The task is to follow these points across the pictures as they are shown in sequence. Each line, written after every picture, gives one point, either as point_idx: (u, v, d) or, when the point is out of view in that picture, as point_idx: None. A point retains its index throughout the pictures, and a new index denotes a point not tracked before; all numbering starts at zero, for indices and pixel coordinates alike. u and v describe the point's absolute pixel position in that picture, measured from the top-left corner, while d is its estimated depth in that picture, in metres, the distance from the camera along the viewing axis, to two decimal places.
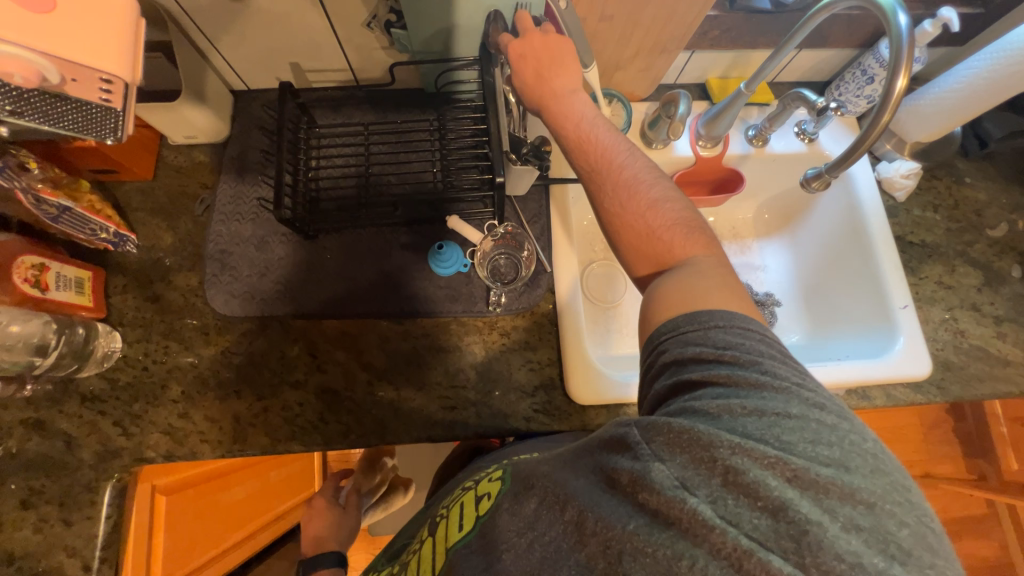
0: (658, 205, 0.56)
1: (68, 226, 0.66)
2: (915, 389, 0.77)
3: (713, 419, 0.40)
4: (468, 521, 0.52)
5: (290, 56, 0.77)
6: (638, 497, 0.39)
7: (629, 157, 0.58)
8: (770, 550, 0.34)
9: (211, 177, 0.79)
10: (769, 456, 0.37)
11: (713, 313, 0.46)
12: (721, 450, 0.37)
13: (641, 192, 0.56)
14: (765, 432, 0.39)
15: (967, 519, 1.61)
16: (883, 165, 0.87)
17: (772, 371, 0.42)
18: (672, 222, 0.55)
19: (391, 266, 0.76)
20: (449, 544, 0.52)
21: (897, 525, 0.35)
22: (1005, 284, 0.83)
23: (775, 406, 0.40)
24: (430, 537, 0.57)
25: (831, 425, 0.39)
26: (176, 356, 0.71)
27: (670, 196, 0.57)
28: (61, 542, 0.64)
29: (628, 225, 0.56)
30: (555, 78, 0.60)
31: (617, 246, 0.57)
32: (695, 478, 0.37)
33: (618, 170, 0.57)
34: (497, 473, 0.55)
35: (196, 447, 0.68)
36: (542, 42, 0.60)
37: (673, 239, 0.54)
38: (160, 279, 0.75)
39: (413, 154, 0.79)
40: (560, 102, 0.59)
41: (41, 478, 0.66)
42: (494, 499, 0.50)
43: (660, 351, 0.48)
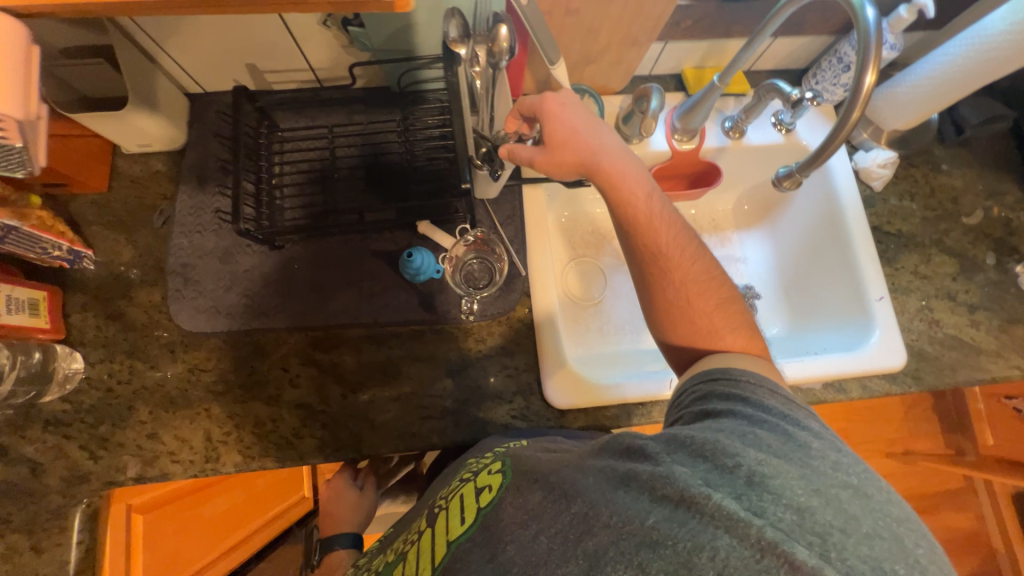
0: (720, 306, 0.56)
1: (16, 246, 0.63)
2: (891, 380, 0.77)
3: (735, 436, 0.41)
4: (470, 514, 0.47)
5: (245, 57, 0.73)
6: (655, 490, 0.38)
7: (689, 248, 0.58)
8: (795, 543, 0.34)
9: (170, 186, 0.76)
10: (792, 471, 0.38)
11: (746, 370, 0.49)
12: (745, 458, 0.39)
13: (700, 289, 0.56)
14: (788, 451, 0.40)
15: (945, 492, 1.66)
16: (860, 154, 0.86)
17: (793, 413, 0.44)
18: (734, 323, 0.55)
19: (362, 275, 0.74)
20: (449, 539, 0.46)
21: (917, 545, 0.36)
22: (980, 272, 0.83)
23: (798, 435, 0.42)
24: (428, 531, 0.51)
25: (851, 459, 0.41)
26: (142, 375, 0.69)
27: (719, 283, 0.57)
28: (31, 571, 0.63)
29: (685, 320, 0.56)
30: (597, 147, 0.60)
31: (671, 339, 0.57)
32: (719, 478, 0.38)
33: (667, 254, 0.57)
34: (497, 463, 0.50)
35: (167, 468, 0.67)
36: (583, 118, 0.61)
37: (733, 339, 0.54)
38: (121, 296, 0.72)
39: (380, 157, 0.77)
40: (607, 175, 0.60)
41: (6, 506, 0.64)
42: (495, 492, 0.46)
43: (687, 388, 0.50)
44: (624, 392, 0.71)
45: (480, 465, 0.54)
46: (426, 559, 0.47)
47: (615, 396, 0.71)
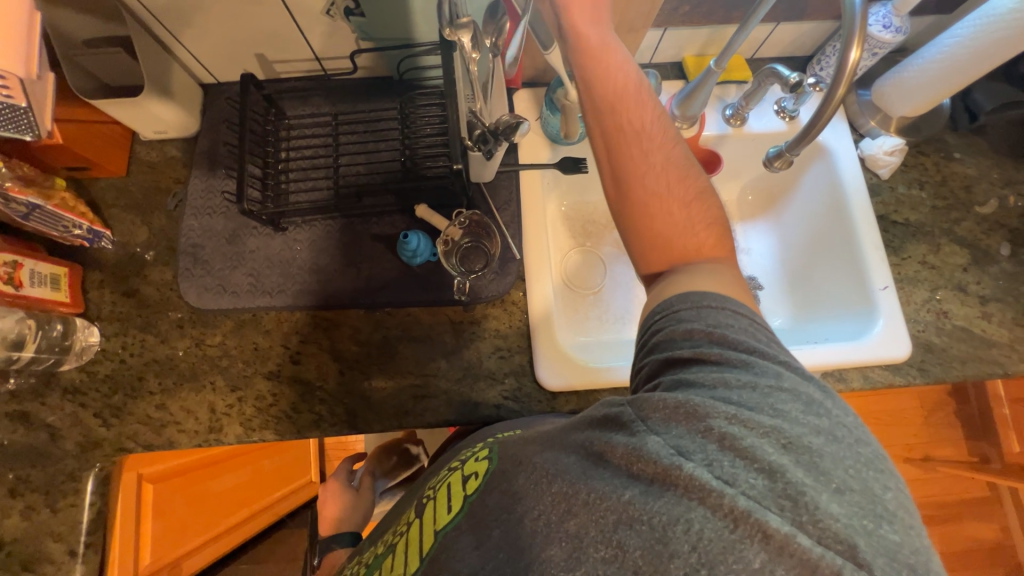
0: (696, 203, 0.54)
1: (41, 223, 0.67)
2: (895, 371, 0.75)
3: (705, 390, 0.40)
4: (457, 502, 0.50)
5: (254, 47, 0.76)
6: (631, 467, 0.38)
7: (666, 137, 0.56)
8: (767, 509, 0.33)
9: (184, 172, 0.80)
10: (764, 426, 0.37)
11: (706, 294, 0.47)
12: (715, 419, 0.38)
13: (678, 178, 0.54)
14: (760, 401, 0.39)
15: (967, 502, 1.59)
16: (867, 141, 0.83)
17: (760, 350, 0.43)
18: (707, 222, 0.54)
19: (360, 256, 0.76)
20: (437, 528, 0.49)
21: (883, 490, 0.35)
22: (993, 263, 0.80)
23: (767, 379, 0.40)
24: (418, 520, 0.54)
25: (819, 401, 0.40)
26: (153, 348, 0.73)
27: (709, 195, 0.56)
28: (48, 529, 0.67)
29: (663, 217, 0.53)
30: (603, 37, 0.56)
31: (644, 235, 0.54)
32: (690, 444, 0.37)
33: (664, 155, 0.55)
34: (483, 451, 0.54)
35: (173, 437, 0.70)
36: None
37: (706, 238, 0.53)
38: (136, 274, 0.76)
39: (381, 144, 0.79)
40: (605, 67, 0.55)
41: (27, 468, 0.68)
42: (482, 478, 0.49)
43: (655, 333, 0.48)
44: (613, 376, 0.71)
45: (469, 454, 0.58)
46: (415, 550, 0.50)
47: (603, 379, 0.71)
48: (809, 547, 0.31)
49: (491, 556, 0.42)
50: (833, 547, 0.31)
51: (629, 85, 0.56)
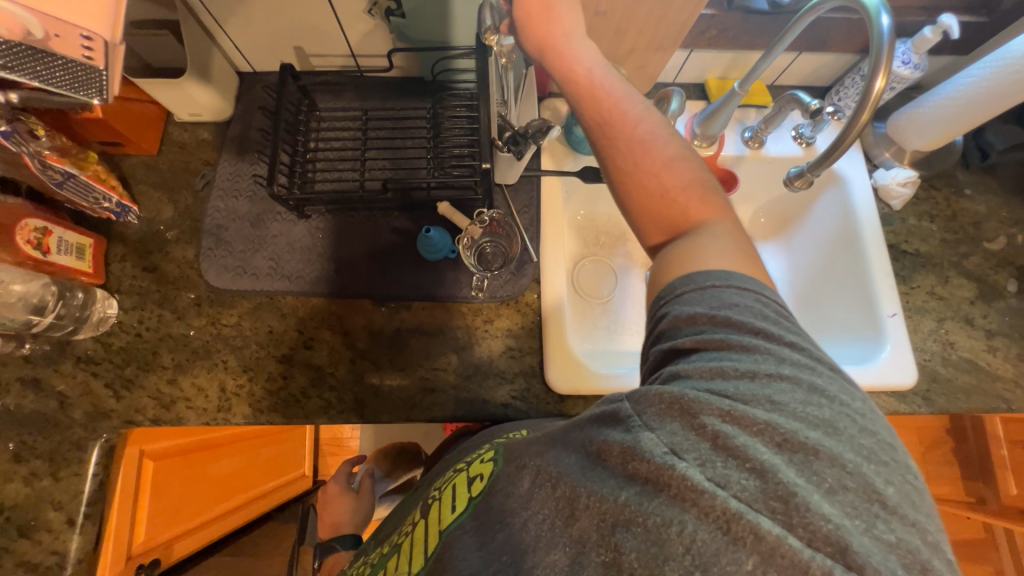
0: (670, 164, 0.52)
1: (73, 193, 0.69)
2: (899, 398, 0.76)
3: (701, 382, 0.39)
4: (461, 502, 0.51)
5: (294, 40, 0.78)
6: (627, 467, 0.38)
7: (634, 105, 0.55)
8: (759, 512, 0.33)
9: (214, 154, 0.82)
10: (758, 423, 0.36)
11: (709, 273, 0.45)
12: (708, 416, 0.37)
13: (650, 141, 0.53)
14: (757, 394, 0.38)
15: (963, 543, 1.58)
16: (881, 172, 0.85)
17: (765, 331, 0.41)
18: (686, 184, 0.52)
19: (380, 248, 0.77)
20: (442, 527, 0.51)
21: (885, 484, 0.34)
22: (1000, 298, 0.82)
23: (767, 367, 0.39)
24: (422, 520, 0.55)
25: (823, 387, 0.38)
26: (169, 324, 0.73)
27: (685, 155, 0.53)
28: (48, 497, 0.67)
29: (638, 186, 0.52)
30: (563, 19, 0.56)
31: (627, 210, 0.53)
32: (683, 442, 0.37)
33: (630, 123, 0.53)
34: (488, 453, 0.54)
35: (182, 413, 0.70)
36: None
37: (687, 201, 0.51)
38: (158, 250, 0.77)
39: (408, 141, 0.81)
40: (560, 53, 0.55)
41: (34, 434, 0.69)
42: (487, 480, 0.49)
43: (660, 316, 0.46)
44: (621, 383, 0.72)
45: (475, 455, 0.58)
46: (420, 550, 0.52)
47: (612, 385, 0.72)
48: (799, 549, 0.31)
49: (494, 556, 0.43)
50: (823, 549, 0.31)
51: (588, 63, 0.55)
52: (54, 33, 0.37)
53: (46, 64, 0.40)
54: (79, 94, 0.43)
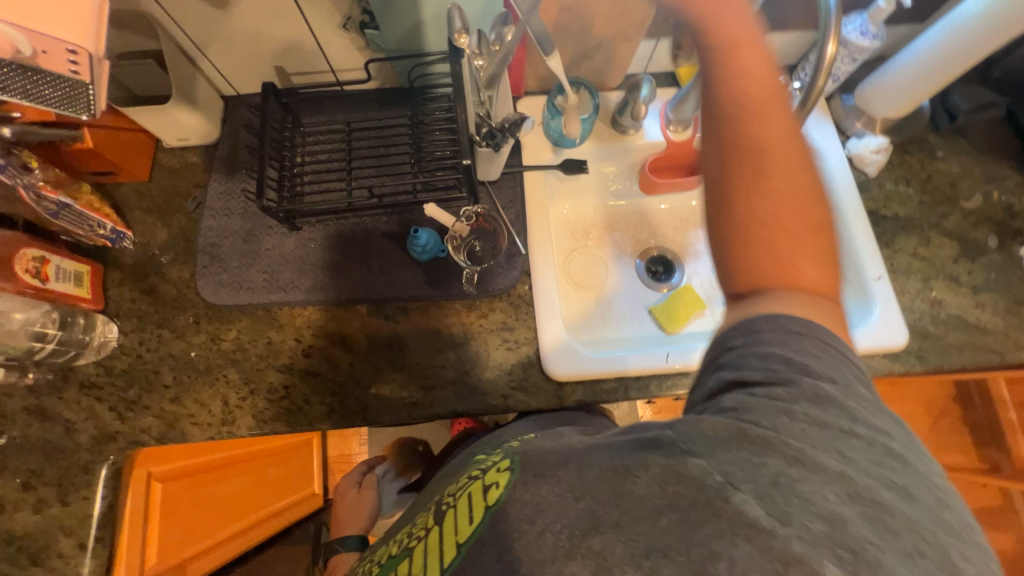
0: (805, 231, 0.46)
1: (68, 222, 0.71)
2: (893, 359, 0.77)
3: (768, 421, 0.40)
4: (478, 513, 0.47)
5: (274, 60, 0.81)
6: (669, 490, 0.39)
7: (799, 156, 0.48)
8: (821, 556, 0.34)
9: (203, 177, 0.84)
10: (828, 472, 0.37)
11: (793, 317, 0.44)
12: (774, 459, 0.38)
13: (796, 199, 0.46)
14: (827, 443, 0.38)
15: (982, 511, 1.56)
16: (853, 142, 0.88)
17: (841, 386, 0.41)
18: (818, 256, 0.46)
19: (372, 253, 0.79)
20: (459, 539, 0.47)
21: (959, 556, 0.35)
22: (983, 254, 0.83)
23: (842, 422, 0.39)
24: (436, 526, 0.51)
25: (899, 453, 0.39)
26: (169, 344, 0.75)
27: (824, 229, 0.47)
28: (58, 523, 0.68)
29: (759, 233, 0.46)
30: (736, 29, 0.50)
31: (731, 247, 0.47)
32: (739, 474, 0.38)
33: (780, 171, 0.47)
34: (504, 461, 0.49)
35: (186, 429, 0.71)
36: None
37: (810, 273, 0.46)
38: (154, 273, 0.78)
39: (392, 148, 0.83)
40: (731, 62, 0.49)
41: (41, 462, 0.69)
42: (501, 490, 0.46)
43: (726, 344, 0.46)
44: (618, 365, 0.73)
45: (490, 462, 0.53)
46: (435, 560, 0.48)
47: (609, 368, 0.73)
48: None
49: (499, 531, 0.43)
50: None
51: (764, 90, 0.48)
52: (42, 50, 0.40)
53: (35, 82, 0.42)
54: (69, 111, 0.46)
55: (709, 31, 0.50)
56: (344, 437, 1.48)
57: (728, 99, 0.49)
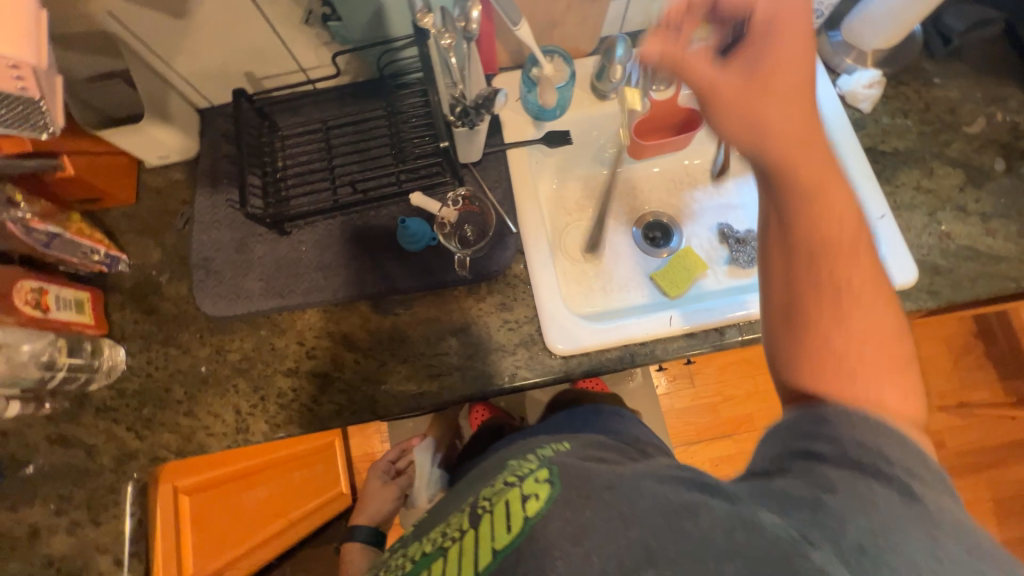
0: (880, 363, 0.44)
1: (61, 251, 0.72)
2: (904, 298, 0.75)
3: (850, 500, 0.37)
4: (516, 523, 0.41)
5: (242, 66, 0.80)
6: (736, 539, 0.36)
7: (873, 290, 0.46)
8: None
9: (189, 192, 0.84)
10: (918, 556, 0.34)
11: (865, 415, 0.41)
12: (856, 529, 0.35)
13: (871, 334, 0.45)
14: (915, 527, 0.36)
15: (1013, 445, 1.54)
16: (844, 79, 0.84)
17: (923, 475, 0.39)
18: (899, 389, 0.44)
19: (363, 249, 0.78)
20: (491, 548, 0.41)
21: None
22: (991, 180, 0.80)
23: (929, 508, 0.37)
24: (465, 531, 0.44)
25: (990, 554, 0.36)
26: (176, 360, 0.76)
27: (906, 369, 0.45)
28: (93, 542, 0.70)
29: (829, 360, 0.45)
30: (812, 157, 0.48)
31: (799, 368, 0.46)
32: (817, 533, 0.35)
33: (852, 302, 0.46)
34: (544, 471, 0.45)
35: (203, 441, 0.72)
36: (795, 109, 0.49)
37: (890, 398, 0.43)
38: (153, 293, 0.79)
39: (372, 141, 0.82)
40: (802, 186, 0.48)
41: (69, 486, 0.71)
42: (543, 502, 0.41)
43: (789, 421, 0.44)
44: (621, 334, 0.73)
45: (525, 467, 0.48)
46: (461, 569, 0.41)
47: (612, 338, 0.72)
48: None
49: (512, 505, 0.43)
50: None
51: (839, 223, 0.48)
52: None
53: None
54: (25, 128, 0.49)
55: (780, 148, 0.48)
56: (366, 436, 1.46)
57: (789, 215, 0.49)
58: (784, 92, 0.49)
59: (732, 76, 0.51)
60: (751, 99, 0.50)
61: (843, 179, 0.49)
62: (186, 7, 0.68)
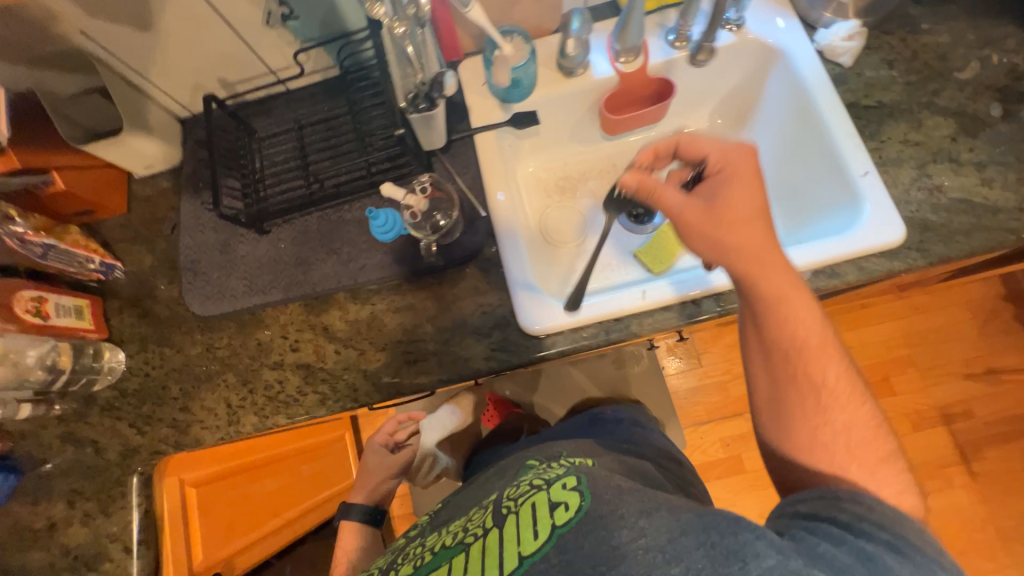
0: (868, 453, 0.52)
1: (57, 262, 0.75)
2: (892, 257, 0.72)
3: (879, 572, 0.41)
4: (543, 529, 0.48)
5: (213, 72, 0.82)
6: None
7: (846, 386, 0.55)
8: None
9: (176, 199, 0.87)
10: None
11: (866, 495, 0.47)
12: None
13: (852, 426, 0.53)
14: None
15: None
16: (822, 33, 0.81)
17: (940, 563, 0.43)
18: (890, 472, 0.51)
19: (339, 242, 0.80)
20: (520, 550, 0.47)
21: None
22: (986, 128, 0.75)
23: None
24: (493, 528, 0.51)
25: None
26: (171, 359, 0.79)
27: (891, 455, 0.52)
28: (104, 532, 0.74)
29: (823, 453, 0.53)
30: (776, 275, 0.56)
31: (800, 461, 0.54)
32: None
33: (828, 398, 0.54)
34: (571, 480, 0.52)
35: (199, 434, 0.76)
36: (756, 233, 0.58)
37: (890, 490, 0.49)
38: (148, 297, 0.83)
39: (342, 137, 0.83)
40: (773, 299, 0.56)
41: (80, 481, 0.76)
42: (574, 513, 0.48)
43: (812, 495, 0.48)
44: (594, 310, 0.72)
45: (550, 475, 0.55)
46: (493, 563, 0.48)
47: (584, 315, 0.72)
48: None
49: None
50: None
51: (810, 329, 0.56)
52: None
53: None
54: None
55: (749, 265, 0.57)
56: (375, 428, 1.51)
57: (766, 325, 0.57)
58: (740, 219, 0.58)
59: (695, 204, 0.61)
60: (710, 223, 0.59)
61: (804, 288, 0.57)
62: (149, 18, 0.70)
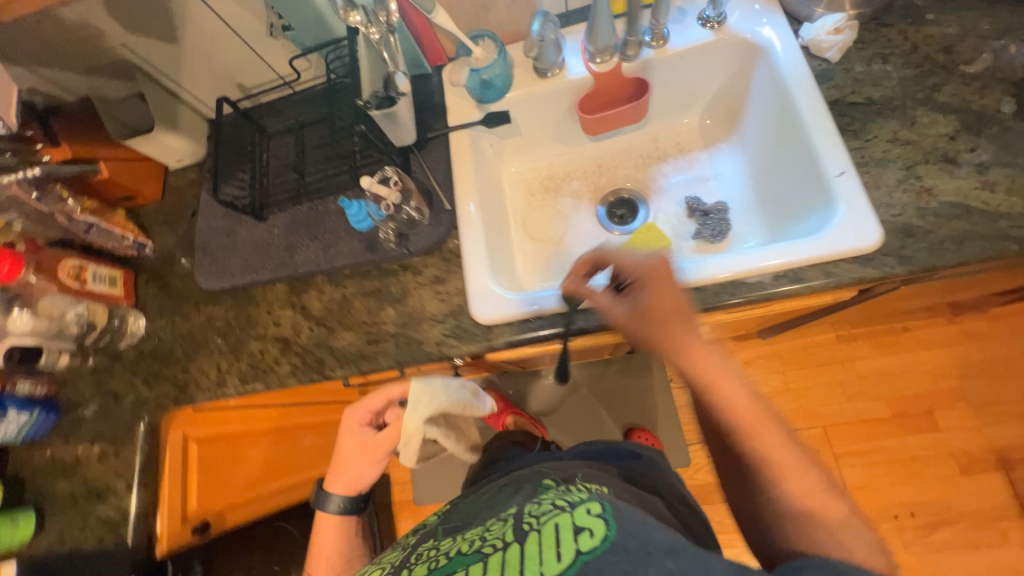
0: (828, 520, 0.48)
1: (99, 237, 0.90)
2: (865, 263, 0.66)
3: None
4: (567, 553, 0.42)
5: (233, 78, 0.95)
6: None
7: (798, 455, 0.51)
8: None
9: (199, 189, 1.00)
10: None
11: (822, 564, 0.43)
12: None
13: (809, 497, 0.50)
14: None
15: None
16: (807, 28, 0.77)
17: None
18: (854, 533, 0.47)
19: (323, 229, 0.88)
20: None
21: None
22: (993, 125, 0.68)
23: None
24: (512, 545, 0.45)
25: None
26: (179, 325, 0.91)
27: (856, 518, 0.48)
28: (113, 469, 0.87)
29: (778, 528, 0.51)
30: (704, 363, 0.54)
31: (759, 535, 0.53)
32: None
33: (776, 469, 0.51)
34: (597, 506, 0.47)
35: (192, 392, 0.86)
36: (676, 327, 0.56)
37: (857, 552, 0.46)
38: (168, 272, 0.96)
39: (334, 136, 0.92)
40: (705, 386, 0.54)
41: (101, 424, 0.89)
42: (599, 539, 0.42)
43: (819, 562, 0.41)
44: (542, 303, 0.74)
45: (574, 498, 0.50)
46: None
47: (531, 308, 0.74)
48: None
49: None
50: None
51: (748, 404, 0.52)
52: None
53: None
54: None
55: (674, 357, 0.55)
56: None
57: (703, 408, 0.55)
58: (658, 320, 0.57)
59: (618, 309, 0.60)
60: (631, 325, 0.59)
61: (734, 370, 0.53)
62: (177, 31, 0.83)
